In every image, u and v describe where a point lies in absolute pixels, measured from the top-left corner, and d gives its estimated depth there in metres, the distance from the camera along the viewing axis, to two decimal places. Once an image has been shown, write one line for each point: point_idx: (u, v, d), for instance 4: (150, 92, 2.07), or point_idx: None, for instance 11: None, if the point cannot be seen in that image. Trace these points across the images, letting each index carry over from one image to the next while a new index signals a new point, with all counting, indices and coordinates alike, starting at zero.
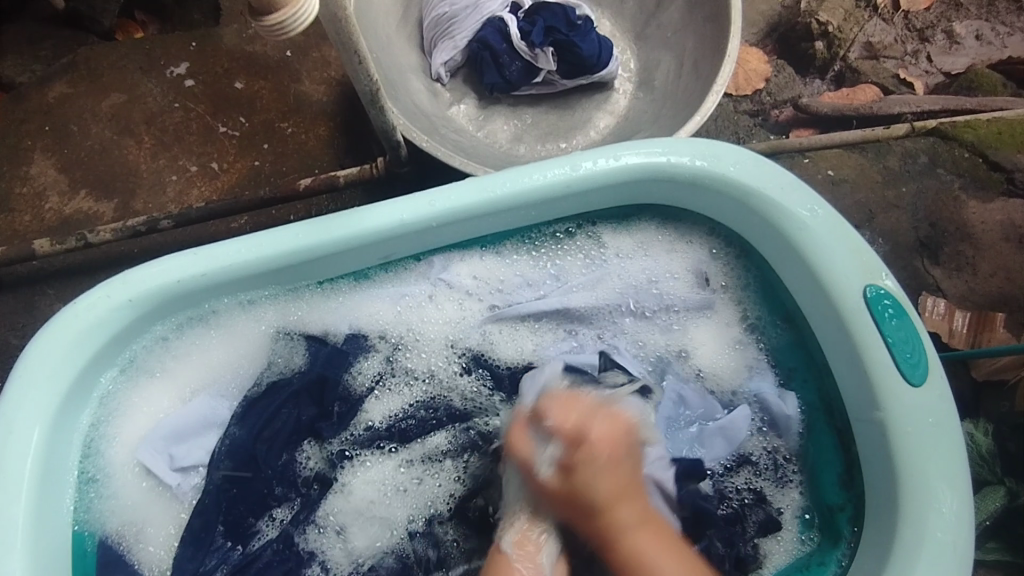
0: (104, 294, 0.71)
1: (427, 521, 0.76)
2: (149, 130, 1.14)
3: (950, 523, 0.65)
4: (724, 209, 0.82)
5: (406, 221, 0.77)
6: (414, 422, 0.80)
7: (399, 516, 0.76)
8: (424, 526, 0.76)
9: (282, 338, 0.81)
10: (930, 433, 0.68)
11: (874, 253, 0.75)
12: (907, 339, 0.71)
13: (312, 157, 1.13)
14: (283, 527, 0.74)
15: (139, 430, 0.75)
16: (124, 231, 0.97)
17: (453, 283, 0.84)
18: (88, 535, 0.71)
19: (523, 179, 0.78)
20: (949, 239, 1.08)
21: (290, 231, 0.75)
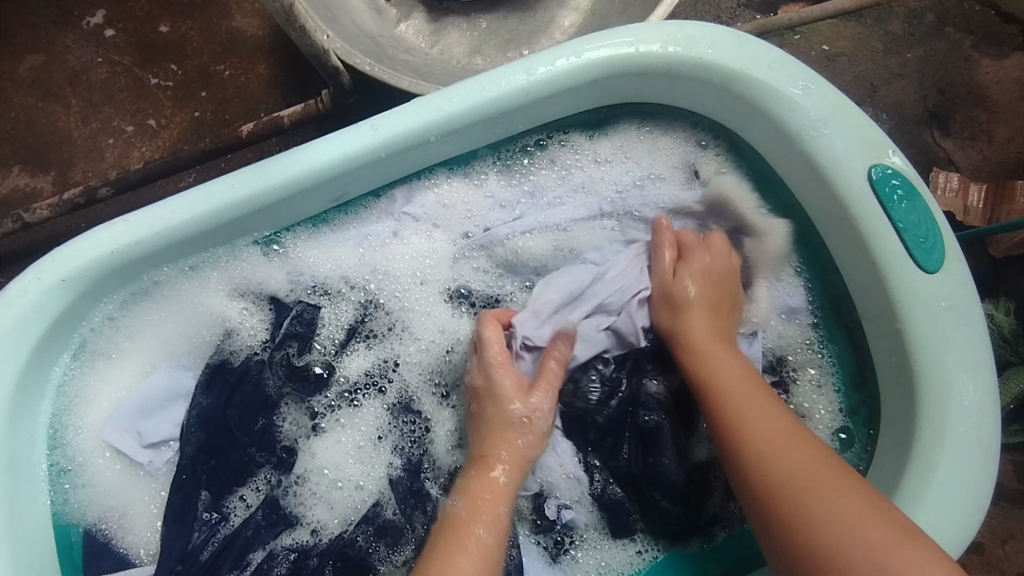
0: (34, 278, 0.64)
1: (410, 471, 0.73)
2: (75, 91, 1.03)
3: (971, 415, 0.60)
4: (706, 99, 0.73)
5: (351, 155, 0.69)
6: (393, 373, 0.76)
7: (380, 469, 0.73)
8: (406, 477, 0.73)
9: (239, 300, 0.75)
10: (949, 321, 0.62)
11: (878, 127, 0.67)
12: (919, 221, 0.64)
13: (255, 100, 1.03)
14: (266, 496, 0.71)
15: (103, 412, 0.71)
16: (62, 207, 0.90)
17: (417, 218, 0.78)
18: (70, 526, 0.68)
19: (476, 92, 0.69)
20: (961, 105, 0.98)
21: (225, 182, 0.68)
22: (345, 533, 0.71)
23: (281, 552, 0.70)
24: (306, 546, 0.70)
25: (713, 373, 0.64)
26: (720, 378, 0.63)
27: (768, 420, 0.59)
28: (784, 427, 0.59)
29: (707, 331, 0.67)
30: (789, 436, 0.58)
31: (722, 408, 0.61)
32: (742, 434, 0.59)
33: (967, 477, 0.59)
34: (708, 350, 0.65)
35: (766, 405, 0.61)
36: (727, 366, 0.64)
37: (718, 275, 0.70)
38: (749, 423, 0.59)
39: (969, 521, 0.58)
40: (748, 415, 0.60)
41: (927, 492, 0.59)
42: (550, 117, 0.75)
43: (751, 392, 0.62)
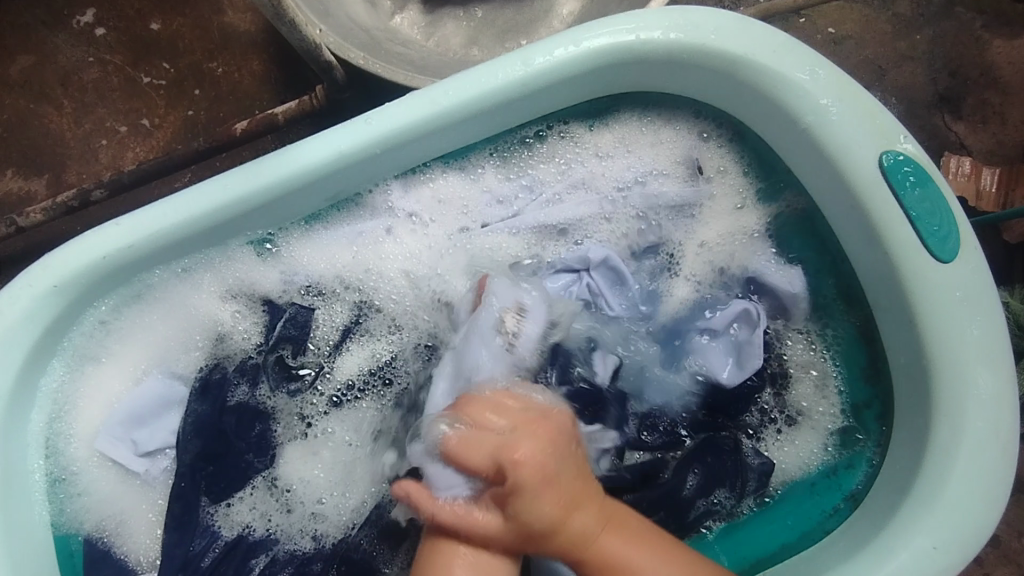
0: (25, 286, 0.63)
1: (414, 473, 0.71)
2: (67, 92, 1.02)
3: (989, 409, 0.58)
4: (709, 87, 0.71)
5: (344, 153, 0.67)
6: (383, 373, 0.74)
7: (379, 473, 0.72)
8: None
9: (231, 302, 0.74)
10: (965, 313, 0.60)
11: (889, 112, 0.64)
12: (933, 210, 0.62)
13: (249, 97, 1.01)
14: (270, 503, 0.70)
15: (93, 419, 0.69)
16: (57, 210, 0.89)
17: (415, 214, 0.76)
18: (68, 535, 0.68)
19: (472, 84, 0.67)
20: (973, 87, 0.96)
21: (217, 182, 0.66)
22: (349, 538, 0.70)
23: (285, 559, 0.69)
24: (308, 553, 0.69)
25: (607, 557, 0.54)
26: (548, 493, 0.53)
27: (622, 540, 0.55)
28: (635, 533, 0.56)
29: (534, 461, 0.53)
30: (675, 572, 0.54)
31: (596, 554, 0.54)
32: (596, 546, 0.54)
33: (986, 473, 0.57)
34: (606, 548, 0.54)
35: (613, 511, 0.57)
36: (546, 504, 0.53)
37: (562, 443, 0.56)
38: (605, 544, 0.55)
39: (987, 518, 0.57)
40: (613, 546, 0.55)
41: (944, 490, 0.57)
42: (549, 109, 0.73)
43: (616, 545, 0.55)
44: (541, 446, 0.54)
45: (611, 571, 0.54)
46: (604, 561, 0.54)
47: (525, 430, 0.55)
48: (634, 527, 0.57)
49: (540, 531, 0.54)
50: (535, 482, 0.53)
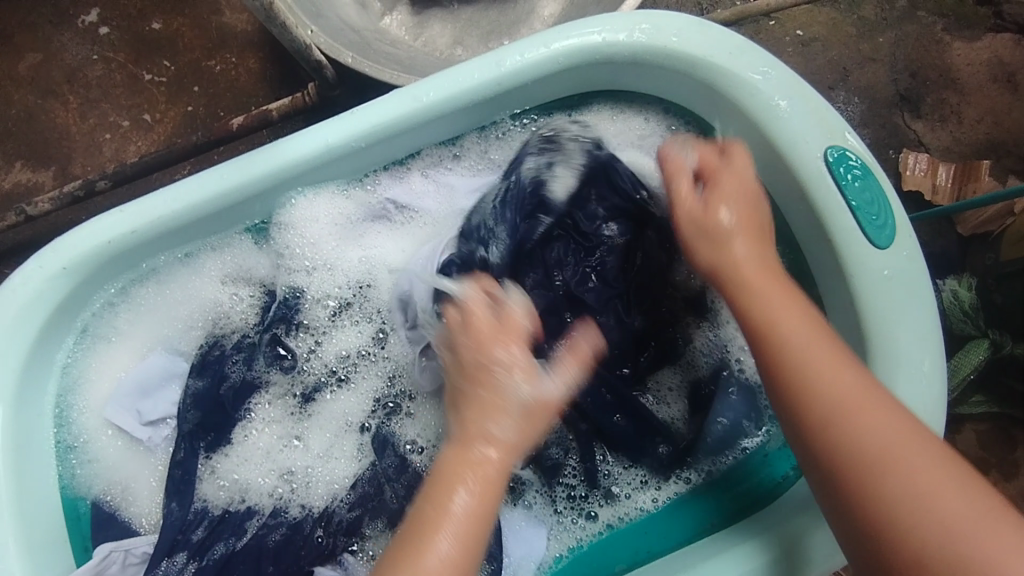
0: (37, 266, 0.68)
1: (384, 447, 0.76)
2: (73, 89, 1.07)
3: (919, 385, 0.63)
4: (675, 86, 0.76)
5: (332, 145, 0.72)
6: (365, 353, 0.79)
7: (358, 444, 0.77)
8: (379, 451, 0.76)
9: (228, 286, 0.79)
10: (900, 297, 0.65)
11: (835, 111, 0.70)
12: (871, 200, 0.67)
13: (246, 94, 1.06)
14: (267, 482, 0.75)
15: (103, 391, 0.75)
16: (63, 199, 0.94)
17: (416, 204, 0.81)
18: (77, 499, 0.73)
19: (450, 82, 0.72)
20: (932, 88, 1.01)
21: (215, 172, 0.72)
22: (333, 506, 0.75)
23: (276, 524, 0.73)
24: (296, 520, 0.74)
25: (853, 437, 0.55)
26: (750, 268, 0.64)
27: (887, 429, 0.55)
28: (855, 379, 0.58)
29: (762, 269, 0.64)
30: (904, 434, 0.54)
31: (837, 433, 0.56)
32: (775, 321, 0.61)
33: None
34: (806, 385, 0.58)
35: (841, 361, 0.59)
36: (748, 249, 0.65)
37: (749, 192, 0.66)
38: (877, 440, 0.54)
39: None
40: (784, 314, 0.62)
41: None
42: (524, 107, 0.79)
43: (865, 398, 0.56)
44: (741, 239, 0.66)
45: (905, 503, 0.51)
46: (814, 373, 0.58)
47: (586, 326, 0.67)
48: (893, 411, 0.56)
49: (717, 233, 0.65)
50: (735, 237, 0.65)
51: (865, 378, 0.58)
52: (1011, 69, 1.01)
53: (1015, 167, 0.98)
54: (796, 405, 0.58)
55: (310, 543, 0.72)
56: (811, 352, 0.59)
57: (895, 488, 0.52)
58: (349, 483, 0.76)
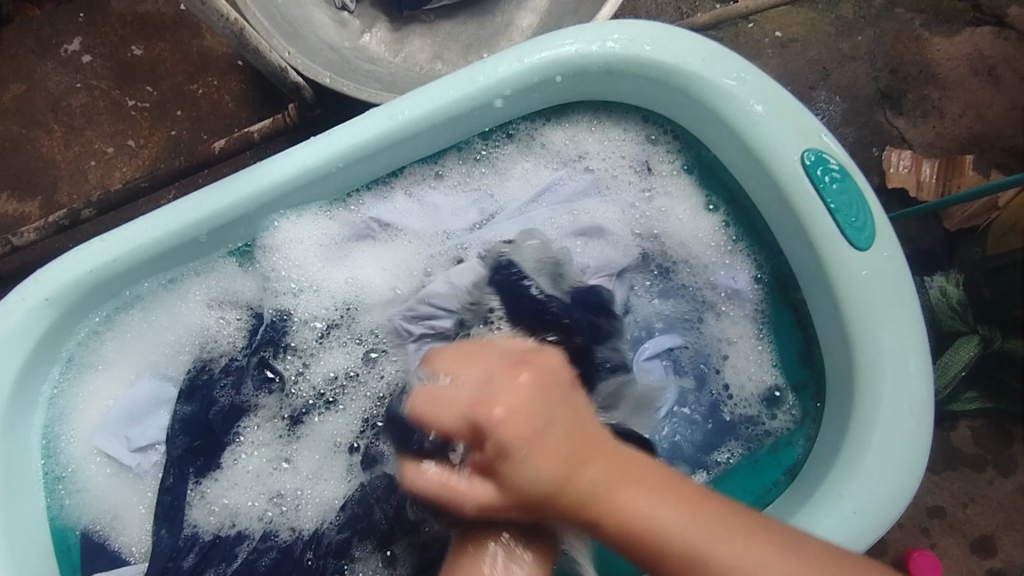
0: (17, 299, 0.68)
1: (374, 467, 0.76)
2: (57, 118, 1.07)
3: (905, 387, 0.63)
4: (651, 94, 0.76)
5: (310, 167, 0.72)
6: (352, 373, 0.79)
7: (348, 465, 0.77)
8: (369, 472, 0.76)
9: (214, 310, 0.79)
10: (884, 298, 0.65)
11: (811, 114, 0.70)
12: (851, 202, 0.67)
13: (229, 116, 1.07)
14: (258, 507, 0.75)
15: (91, 420, 0.75)
16: (49, 228, 0.94)
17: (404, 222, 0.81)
18: (67, 529, 0.73)
19: (425, 100, 0.72)
20: (913, 84, 1.01)
21: (194, 198, 0.72)
22: (323, 528, 0.75)
23: (266, 548, 0.74)
24: (286, 543, 0.74)
25: (629, 519, 0.48)
26: (526, 403, 0.49)
27: (734, 537, 0.48)
28: (662, 480, 0.50)
29: (521, 408, 0.49)
30: (687, 502, 0.49)
31: (611, 513, 0.48)
32: (575, 483, 0.48)
33: (907, 444, 0.62)
34: (623, 501, 0.49)
35: (661, 498, 0.49)
36: (538, 466, 0.48)
37: (524, 407, 0.49)
38: (699, 534, 0.47)
39: (902, 487, 0.61)
40: (619, 478, 0.49)
41: (861, 464, 0.62)
42: (502, 121, 0.79)
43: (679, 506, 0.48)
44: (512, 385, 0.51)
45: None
46: (674, 528, 0.48)
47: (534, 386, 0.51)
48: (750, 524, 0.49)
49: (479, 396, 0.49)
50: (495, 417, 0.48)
51: (672, 480, 0.51)
52: (990, 63, 1.01)
53: (999, 160, 0.98)
54: (647, 531, 0.48)
55: (300, 567, 0.73)
56: (632, 487, 0.49)
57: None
58: (339, 504, 0.76)
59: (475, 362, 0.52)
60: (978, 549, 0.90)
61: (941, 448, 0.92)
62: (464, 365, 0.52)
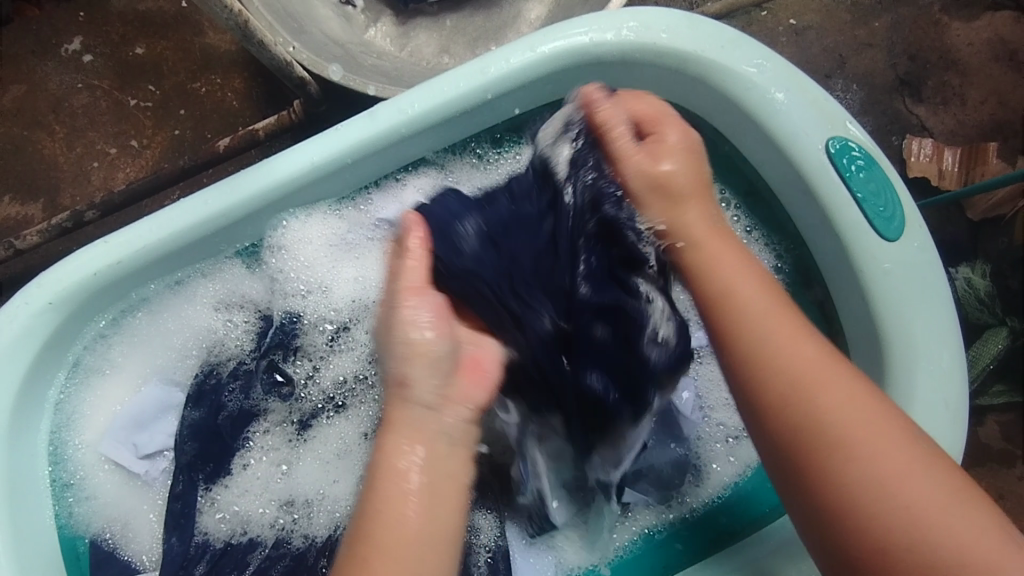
0: (23, 302, 0.67)
1: None
2: (59, 118, 1.06)
3: (939, 382, 0.61)
4: (668, 84, 0.74)
5: (319, 162, 0.70)
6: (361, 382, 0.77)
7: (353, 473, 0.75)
8: None
9: (222, 312, 0.77)
10: (915, 291, 0.62)
11: (835, 100, 0.68)
12: (878, 191, 0.65)
13: (233, 114, 1.05)
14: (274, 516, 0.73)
15: (99, 426, 0.73)
16: (53, 231, 0.92)
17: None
18: (76, 537, 0.71)
19: (436, 93, 0.70)
20: (933, 70, 0.98)
21: (200, 197, 0.70)
22: (336, 534, 0.73)
23: (278, 555, 0.72)
24: (299, 550, 0.72)
25: (840, 424, 0.48)
26: (808, 354, 0.51)
27: (887, 443, 0.47)
28: (848, 381, 0.50)
29: (735, 288, 0.55)
30: (879, 426, 0.48)
31: (827, 439, 0.48)
32: (735, 296, 0.54)
33: (940, 442, 0.60)
34: (839, 428, 0.48)
35: (750, 271, 0.56)
36: (837, 399, 0.49)
37: (698, 154, 0.59)
38: (832, 413, 0.49)
39: None
40: (765, 320, 0.53)
41: None
42: (515, 114, 0.77)
43: (862, 409, 0.49)
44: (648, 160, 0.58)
45: (884, 487, 0.46)
46: (783, 364, 0.51)
47: (677, 148, 0.58)
48: (902, 423, 0.50)
49: (715, 305, 0.54)
50: (751, 314, 0.53)
51: (837, 358, 0.52)
52: (1012, 47, 0.98)
53: None
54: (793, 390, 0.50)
55: None
56: (830, 390, 0.49)
57: (856, 488, 0.46)
58: (352, 510, 0.74)
59: (676, 152, 0.58)
60: None
61: (969, 442, 0.90)
62: (684, 203, 0.57)
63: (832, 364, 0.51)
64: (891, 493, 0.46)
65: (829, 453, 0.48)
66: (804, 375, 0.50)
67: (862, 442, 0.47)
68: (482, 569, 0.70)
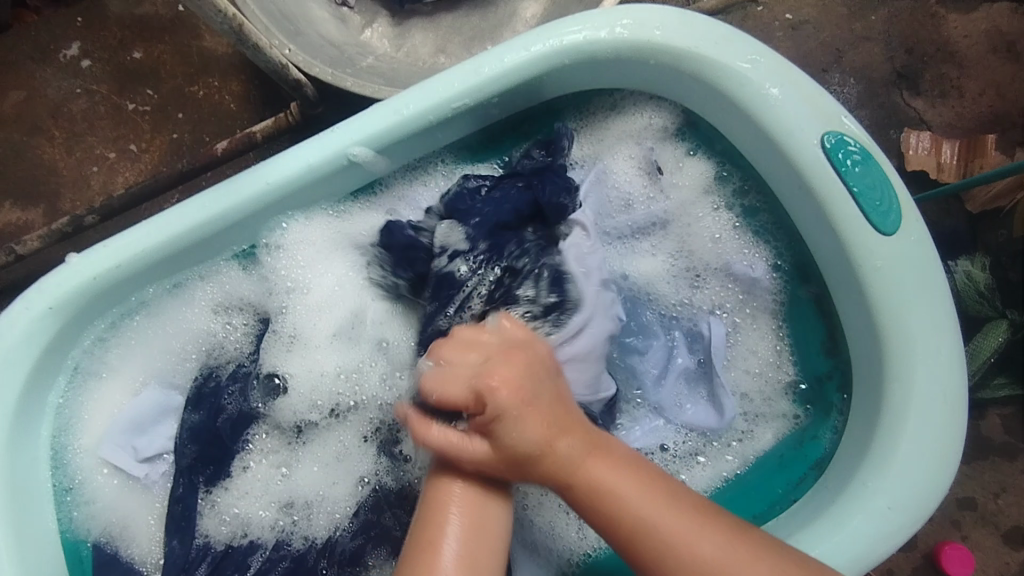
0: (22, 308, 0.67)
1: (387, 472, 0.76)
2: (58, 124, 1.06)
3: (936, 376, 0.61)
4: (663, 80, 0.73)
5: (314, 165, 0.71)
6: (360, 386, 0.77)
7: (353, 475, 0.75)
8: (382, 480, 0.75)
9: (222, 314, 0.78)
10: (912, 285, 0.62)
11: (829, 95, 0.67)
12: (874, 186, 0.64)
13: (230, 117, 1.05)
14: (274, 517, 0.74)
15: (98, 430, 0.73)
16: (52, 236, 0.92)
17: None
18: (78, 541, 0.72)
19: (431, 94, 0.70)
20: (930, 63, 0.98)
21: (196, 201, 0.70)
22: (337, 535, 0.73)
23: (279, 558, 0.72)
24: (300, 552, 0.72)
25: (671, 545, 0.52)
26: (636, 513, 0.53)
27: (706, 540, 0.52)
28: (671, 530, 0.53)
29: (509, 382, 0.55)
30: (745, 555, 0.52)
31: (682, 561, 0.51)
32: (553, 451, 0.55)
33: (936, 436, 0.60)
34: (667, 542, 0.52)
35: (565, 417, 0.56)
36: (701, 546, 0.52)
37: (537, 369, 0.57)
38: (685, 541, 0.52)
39: (934, 482, 0.59)
40: (588, 456, 0.56)
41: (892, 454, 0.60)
42: (512, 113, 0.77)
43: (750, 565, 0.51)
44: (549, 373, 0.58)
45: None
46: (620, 494, 0.54)
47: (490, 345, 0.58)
48: (726, 526, 0.53)
49: (520, 460, 0.55)
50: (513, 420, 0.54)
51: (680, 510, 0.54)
52: (1010, 39, 0.98)
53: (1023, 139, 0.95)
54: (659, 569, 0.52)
55: None
56: (664, 517, 0.53)
57: None
58: (352, 511, 0.74)
59: (522, 370, 0.56)
60: (1012, 541, 0.87)
61: (969, 436, 0.90)
62: (496, 379, 0.55)
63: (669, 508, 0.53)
64: None
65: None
66: (682, 537, 0.52)
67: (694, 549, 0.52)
68: None
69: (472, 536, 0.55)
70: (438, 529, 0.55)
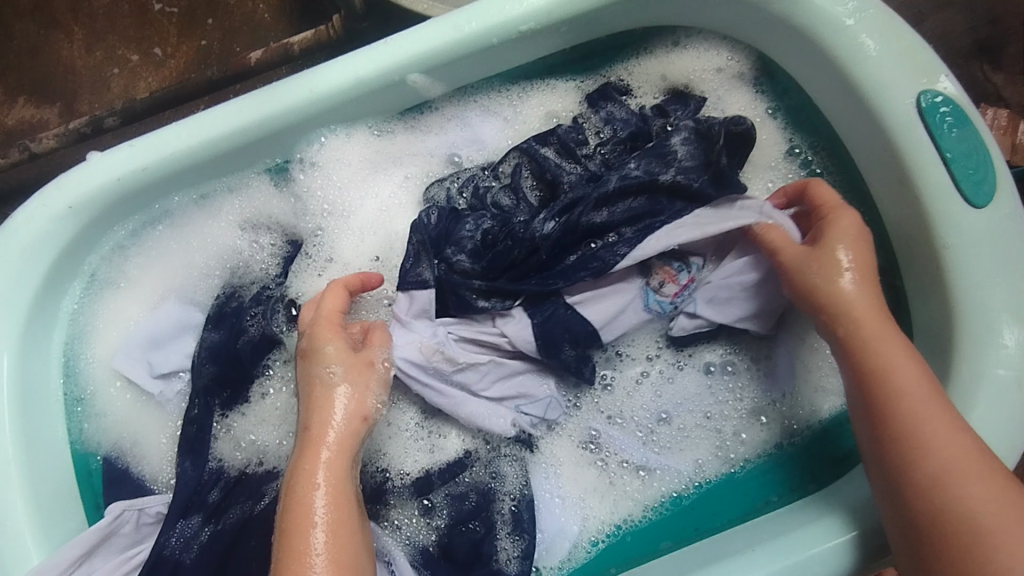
0: (40, 205, 0.63)
1: None
2: (78, 19, 0.99)
3: (1015, 361, 0.57)
4: (746, 19, 0.68)
5: (363, 78, 0.65)
6: None
7: None
8: None
9: (250, 232, 0.73)
10: (998, 263, 0.58)
11: (931, 51, 0.62)
12: (969, 153, 0.60)
13: (263, 27, 0.98)
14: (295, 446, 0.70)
15: (113, 341, 0.70)
16: (69, 136, 0.86)
17: (458, 154, 0.75)
18: (89, 454, 0.69)
19: (495, 12, 0.65)
20: (1016, 36, 0.91)
21: (234, 106, 0.65)
22: None
23: None
24: None
25: (921, 432, 0.51)
26: (912, 398, 0.53)
27: (954, 438, 0.51)
28: (963, 438, 0.51)
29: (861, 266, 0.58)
30: (975, 461, 0.50)
31: (918, 445, 0.51)
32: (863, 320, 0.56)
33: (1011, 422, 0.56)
34: (908, 420, 0.52)
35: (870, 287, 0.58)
36: (948, 447, 0.50)
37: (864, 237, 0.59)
38: (933, 432, 0.51)
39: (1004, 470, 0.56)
40: (897, 359, 0.54)
41: None
42: (577, 43, 0.72)
43: (973, 466, 0.50)
44: (807, 258, 0.58)
45: (979, 529, 0.47)
46: (915, 409, 0.52)
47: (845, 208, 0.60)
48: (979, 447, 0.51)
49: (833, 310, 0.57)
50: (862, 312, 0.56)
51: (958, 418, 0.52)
52: None
53: None
54: (891, 460, 0.52)
55: None
56: (929, 409, 0.52)
57: (958, 510, 0.48)
58: None
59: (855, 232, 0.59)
60: None
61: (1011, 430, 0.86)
62: (844, 226, 0.59)
63: (951, 422, 0.52)
64: (965, 508, 0.48)
65: (916, 459, 0.51)
66: (915, 410, 0.52)
67: (936, 453, 0.50)
68: (506, 518, 0.66)
69: (338, 495, 0.53)
70: (305, 489, 0.53)
